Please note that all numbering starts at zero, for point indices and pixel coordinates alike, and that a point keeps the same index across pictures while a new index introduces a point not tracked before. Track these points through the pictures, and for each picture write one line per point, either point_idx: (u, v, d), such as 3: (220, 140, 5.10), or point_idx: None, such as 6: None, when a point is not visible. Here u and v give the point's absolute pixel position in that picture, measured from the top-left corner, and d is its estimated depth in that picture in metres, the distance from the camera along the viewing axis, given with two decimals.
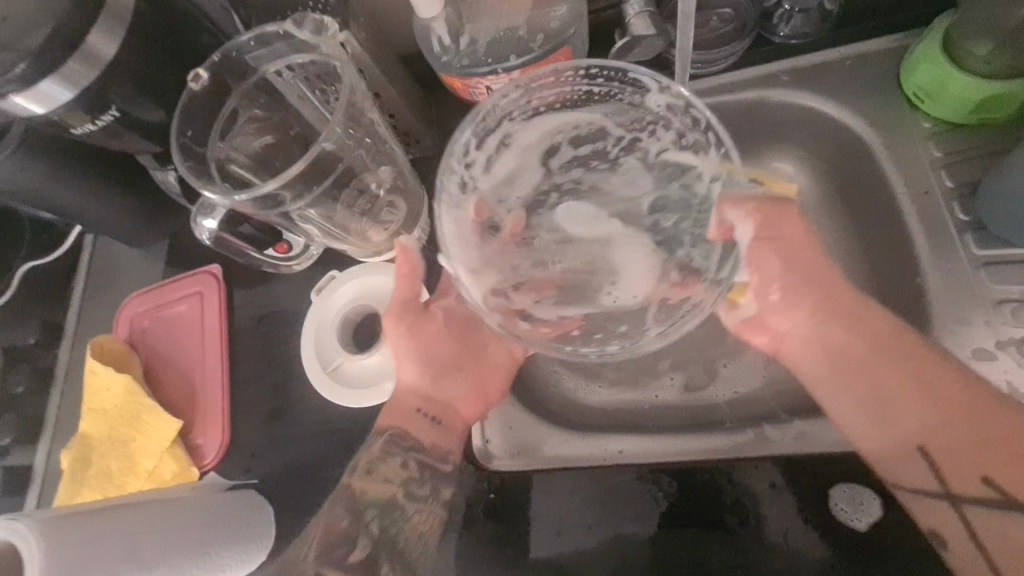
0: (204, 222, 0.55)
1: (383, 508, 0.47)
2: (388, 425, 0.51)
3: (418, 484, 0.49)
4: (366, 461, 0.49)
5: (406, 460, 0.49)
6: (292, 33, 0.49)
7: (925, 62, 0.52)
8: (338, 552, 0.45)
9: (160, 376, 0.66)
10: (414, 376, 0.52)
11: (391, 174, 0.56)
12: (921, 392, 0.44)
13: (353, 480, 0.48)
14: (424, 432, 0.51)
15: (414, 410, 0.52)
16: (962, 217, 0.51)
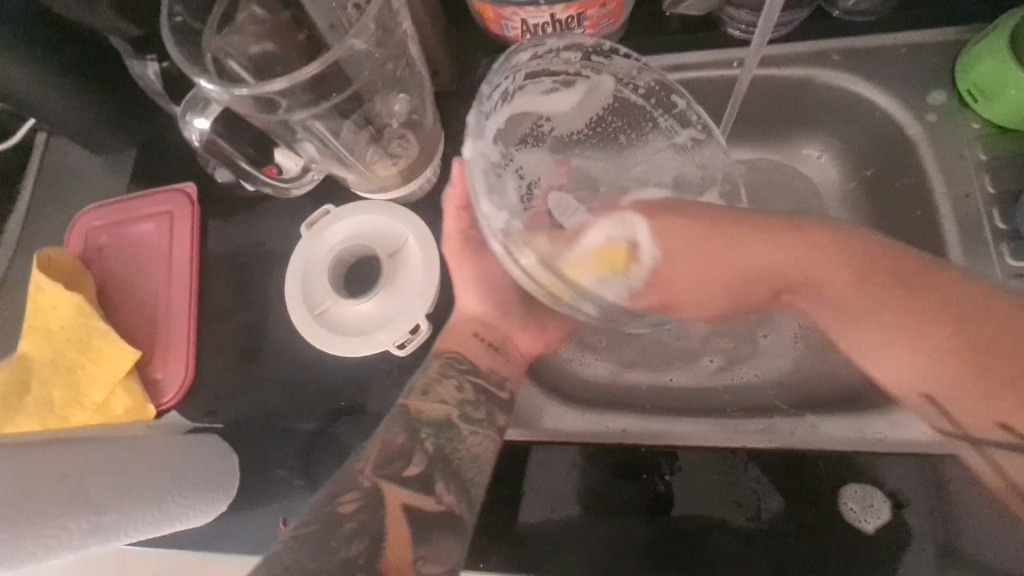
0: (195, 121, 0.49)
1: (440, 426, 0.45)
2: (446, 347, 0.50)
3: (470, 404, 0.47)
4: (422, 382, 0.47)
5: (463, 383, 0.48)
6: None
7: (988, 59, 0.50)
8: (394, 466, 0.42)
9: (117, 301, 0.59)
10: (477, 306, 0.53)
11: (406, 107, 0.51)
12: (967, 340, 0.44)
13: (408, 400, 0.46)
14: (482, 358, 0.51)
15: (471, 335, 0.52)
16: (1000, 224, 0.50)
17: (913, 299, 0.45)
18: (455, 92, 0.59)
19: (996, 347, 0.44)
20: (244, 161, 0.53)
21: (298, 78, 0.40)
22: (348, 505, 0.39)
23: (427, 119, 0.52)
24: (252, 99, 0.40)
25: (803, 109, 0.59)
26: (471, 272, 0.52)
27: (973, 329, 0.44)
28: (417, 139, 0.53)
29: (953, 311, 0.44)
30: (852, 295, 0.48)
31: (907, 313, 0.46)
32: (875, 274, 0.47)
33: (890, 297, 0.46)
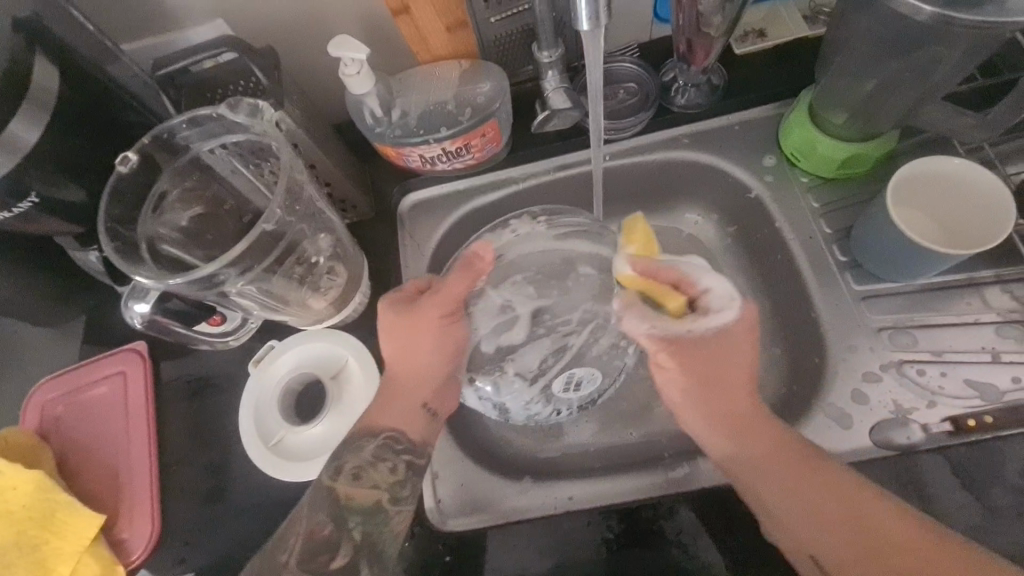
0: (136, 306, 0.53)
1: (370, 513, 0.48)
2: (385, 427, 0.52)
3: (401, 486, 0.50)
4: (354, 464, 0.49)
5: (396, 465, 0.51)
6: (225, 116, 0.48)
7: (796, 128, 0.62)
8: (319, 559, 0.45)
9: (78, 467, 0.61)
10: (433, 368, 0.54)
11: (330, 243, 0.57)
12: (849, 520, 0.43)
13: (338, 484, 0.48)
14: (417, 431, 0.53)
15: (419, 405, 0.54)
16: (841, 258, 0.60)
17: (794, 472, 0.45)
18: (375, 219, 0.67)
19: (860, 530, 0.42)
20: (179, 326, 0.57)
21: (228, 259, 0.47)
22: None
23: (350, 252, 0.60)
24: (188, 282, 0.46)
25: (671, 184, 0.70)
26: (431, 342, 0.53)
27: (852, 503, 0.43)
28: (344, 269, 0.60)
29: (855, 490, 0.44)
30: (775, 469, 0.46)
31: (792, 479, 0.45)
32: (727, 427, 0.48)
33: (789, 462, 0.46)
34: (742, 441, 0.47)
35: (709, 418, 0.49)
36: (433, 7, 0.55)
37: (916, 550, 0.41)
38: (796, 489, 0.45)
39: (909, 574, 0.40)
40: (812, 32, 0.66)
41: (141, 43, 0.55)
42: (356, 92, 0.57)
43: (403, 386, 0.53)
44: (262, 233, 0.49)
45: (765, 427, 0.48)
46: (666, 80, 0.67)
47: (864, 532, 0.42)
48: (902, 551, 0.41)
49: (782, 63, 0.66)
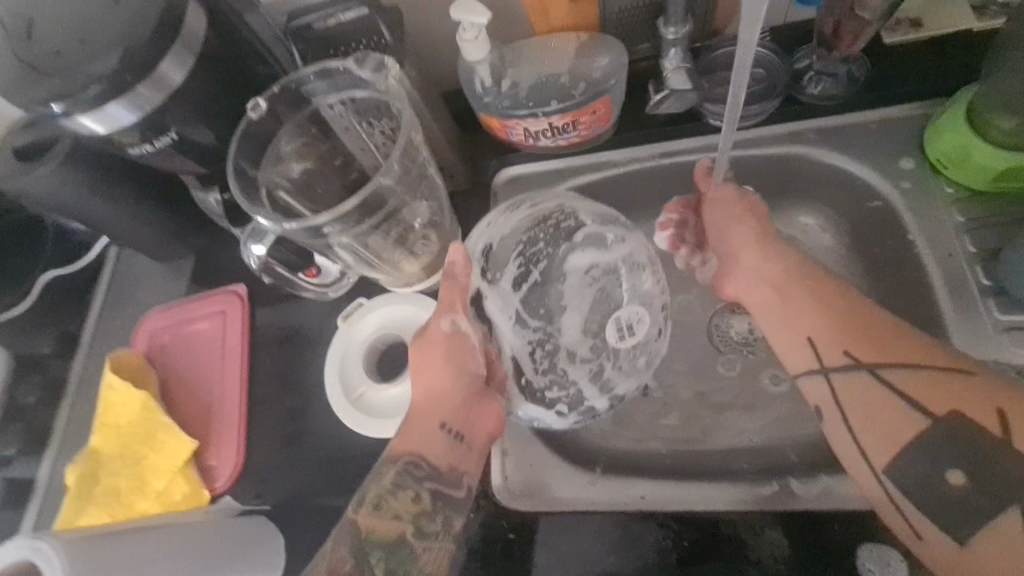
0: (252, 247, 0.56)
1: (391, 549, 0.45)
2: (401, 453, 0.50)
3: (426, 515, 0.48)
4: (374, 493, 0.47)
5: (419, 492, 0.48)
6: (351, 70, 0.48)
7: (948, 130, 0.55)
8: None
9: (175, 394, 0.66)
10: (438, 393, 0.53)
11: (429, 207, 0.57)
12: (850, 312, 0.47)
13: (360, 515, 0.46)
14: (438, 460, 0.51)
15: (437, 425, 0.52)
16: (984, 282, 0.53)
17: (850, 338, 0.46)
18: (469, 190, 0.67)
19: (875, 329, 0.46)
20: (283, 268, 0.59)
21: (337, 213, 0.48)
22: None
23: (446, 219, 0.60)
24: (299, 230, 0.48)
25: (786, 183, 0.65)
26: (428, 371, 0.53)
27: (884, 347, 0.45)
28: (438, 236, 0.60)
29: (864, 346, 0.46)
30: (766, 292, 0.52)
31: (807, 293, 0.49)
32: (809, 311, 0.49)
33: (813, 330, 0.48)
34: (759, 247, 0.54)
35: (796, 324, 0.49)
36: None
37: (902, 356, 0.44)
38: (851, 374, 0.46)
39: (874, 328, 0.46)
40: (981, 24, 0.58)
41: None
42: (470, 59, 0.57)
43: (414, 413, 0.52)
44: (376, 188, 0.50)
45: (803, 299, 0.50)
46: (800, 67, 0.61)
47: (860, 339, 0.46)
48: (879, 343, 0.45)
49: (934, 57, 0.59)
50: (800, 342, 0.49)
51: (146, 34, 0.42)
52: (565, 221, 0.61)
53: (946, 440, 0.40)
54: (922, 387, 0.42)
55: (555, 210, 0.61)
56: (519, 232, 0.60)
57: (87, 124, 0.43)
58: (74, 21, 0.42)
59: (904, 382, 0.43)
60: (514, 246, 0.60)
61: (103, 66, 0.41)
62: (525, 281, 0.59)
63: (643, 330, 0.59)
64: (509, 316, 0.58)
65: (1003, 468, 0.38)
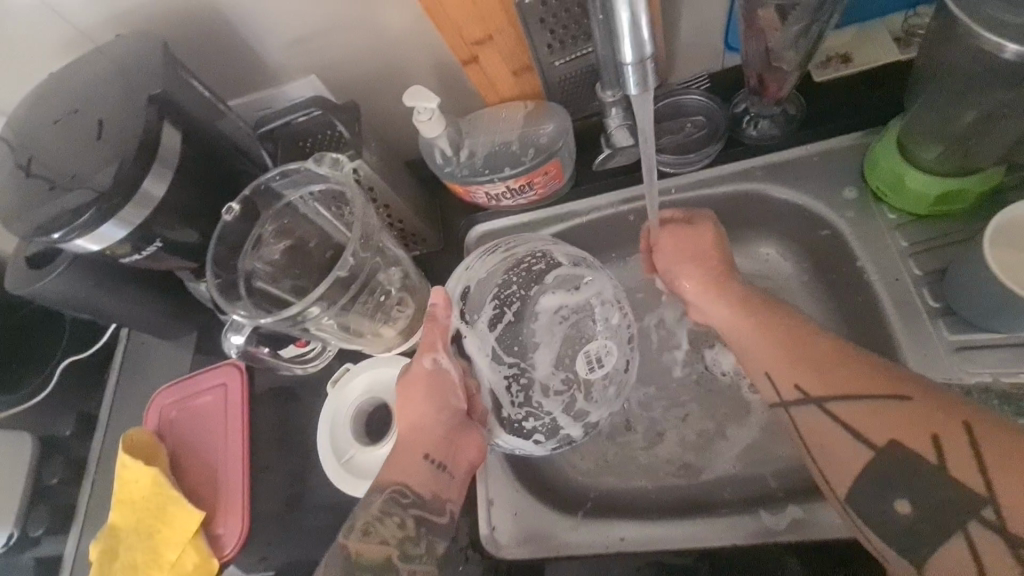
0: (232, 337, 0.57)
1: (380, 569, 0.49)
2: (388, 482, 0.54)
3: (411, 541, 0.51)
4: (364, 521, 0.51)
5: (405, 519, 0.52)
6: (311, 169, 0.53)
7: (883, 161, 0.57)
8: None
9: (184, 466, 0.70)
10: (422, 426, 0.56)
11: (400, 274, 0.61)
12: (792, 337, 0.51)
13: (350, 541, 0.50)
14: (423, 488, 0.54)
15: (422, 456, 0.55)
16: (932, 303, 0.55)
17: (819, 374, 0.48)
18: (442, 250, 0.71)
19: (822, 357, 0.49)
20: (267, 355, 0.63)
21: (305, 303, 0.51)
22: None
23: (418, 284, 0.64)
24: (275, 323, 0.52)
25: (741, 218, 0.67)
26: (413, 406, 0.56)
27: (867, 387, 0.46)
28: (412, 301, 0.64)
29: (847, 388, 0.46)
30: (723, 321, 0.56)
31: (757, 331, 0.52)
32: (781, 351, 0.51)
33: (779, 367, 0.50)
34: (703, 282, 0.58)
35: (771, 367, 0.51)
36: (500, 54, 0.58)
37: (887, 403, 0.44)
38: (832, 413, 0.47)
39: (827, 360, 0.48)
40: (903, 56, 0.61)
41: (243, 99, 0.64)
42: (427, 137, 0.62)
43: (400, 445, 0.56)
44: (338, 278, 0.53)
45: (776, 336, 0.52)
46: (738, 111, 0.65)
47: (854, 386, 0.46)
48: (867, 384, 0.46)
49: (867, 89, 0.62)
50: (760, 376, 0.52)
51: (128, 160, 0.47)
52: (535, 263, 0.65)
53: (891, 468, 0.43)
54: (866, 416, 0.45)
55: (527, 251, 0.65)
56: (494, 274, 0.65)
57: (82, 244, 0.48)
58: (69, 158, 0.48)
59: (852, 416, 0.45)
60: (489, 288, 0.64)
61: (92, 193, 0.47)
62: (500, 321, 0.64)
63: (611, 359, 0.63)
64: (485, 354, 0.63)
65: (942, 494, 0.41)
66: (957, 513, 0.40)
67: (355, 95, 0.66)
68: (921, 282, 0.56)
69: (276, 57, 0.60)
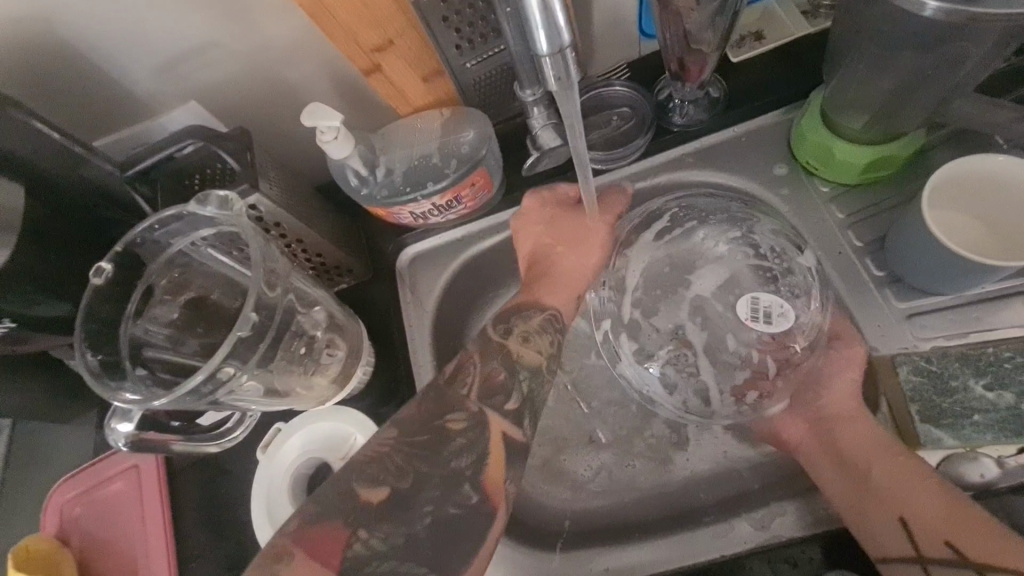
0: (119, 425, 0.49)
1: (535, 371, 0.51)
2: (548, 305, 0.57)
3: (556, 354, 0.54)
4: (521, 329, 0.54)
5: (556, 336, 0.55)
6: (196, 212, 0.45)
7: (810, 135, 0.56)
8: (497, 399, 0.48)
9: (97, 569, 0.60)
10: (574, 266, 0.60)
11: (325, 314, 0.55)
12: (941, 491, 0.44)
13: (510, 343, 0.52)
14: (567, 313, 0.57)
15: (567, 293, 0.58)
16: (878, 273, 0.54)
17: (903, 472, 0.46)
18: (372, 280, 0.65)
19: (969, 515, 0.43)
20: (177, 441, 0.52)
21: (214, 367, 0.44)
22: (456, 424, 0.46)
23: (348, 322, 0.57)
24: (174, 402, 0.44)
25: None
26: (569, 246, 0.60)
27: (961, 510, 0.43)
28: (343, 341, 0.57)
29: (923, 493, 0.45)
30: (847, 437, 0.50)
31: (841, 420, 0.51)
32: (868, 441, 0.49)
33: (869, 449, 0.48)
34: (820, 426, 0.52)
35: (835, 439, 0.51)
36: (404, 61, 0.53)
37: (974, 528, 0.42)
38: (904, 507, 0.45)
39: (980, 523, 0.42)
40: (814, 28, 0.60)
41: (111, 136, 0.55)
42: (337, 159, 0.55)
43: (552, 276, 0.59)
44: (237, 339, 0.45)
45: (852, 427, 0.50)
46: (661, 98, 0.62)
47: (937, 493, 0.44)
48: (955, 503, 0.43)
49: (785, 63, 0.61)
50: (892, 523, 0.45)
51: None
52: (639, 127, 0.62)
53: None
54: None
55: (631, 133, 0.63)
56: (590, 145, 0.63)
57: None
58: None
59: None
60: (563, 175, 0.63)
61: None
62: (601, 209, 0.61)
63: (784, 325, 0.55)
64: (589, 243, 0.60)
65: None
66: None
67: (248, 119, 0.58)
68: (865, 254, 0.55)
69: (144, 85, 0.52)
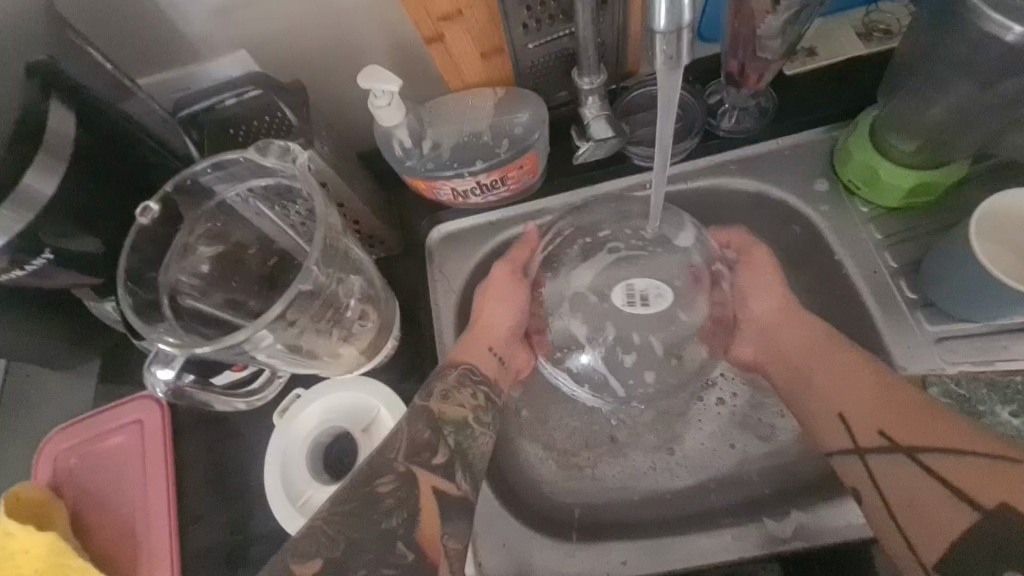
0: (158, 371, 0.48)
1: (460, 426, 0.51)
2: (460, 361, 0.56)
3: (482, 410, 0.54)
4: (441, 387, 0.53)
5: (477, 391, 0.54)
6: (253, 159, 0.44)
7: (857, 155, 0.57)
8: (424, 456, 0.47)
9: (91, 524, 0.57)
10: (501, 329, 0.60)
11: (361, 284, 0.53)
12: (880, 384, 0.50)
13: (431, 403, 0.51)
14: (488, 369, 0.57)
15: (487, 349, 0.58)
16: (910, 295, 0.55)
17: (826, 359, 0.54)
18: (403, 254, 0.63)
19: (903, 407, 0.48)
20: (206, 391, 0.51)
21: (260, 323, 0.43)
22: (385, 486, 0.45)
23: (382, 294, 0.56)
24: (212, 353, 0.43)
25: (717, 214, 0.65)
26: (502, 295, 0.60)
27: (886, 385, 0.50)
28: (375, 313, 0.56)
29: (849, 374, 0.52)
30: (790, 339, 0.58)
31: (781, 318, 0.59)
32: (808, 333, 0.57)
33: (806, 343, 0.56)
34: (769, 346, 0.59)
35: (777, 338, 0.59)
36: (468, 33, 0.52)
37: (903, 399, 0.48)
38: (838, 391, 0.52)
39: (914, 413, 0.47)
40: (868, 51, 0.61)
41: (157, 77, 0.53)
42: (386, 125, 0.54)
43: (474, 334, 0.59)
44: (298, 293, 0.45)
45: (797, 316, 0.58)
46: (711, 102, 0.63)
47: (860, 371, 0.52)
48: (883, 380, 0.50)
49: (836, 82, 0.62)
50: (832, 419, 0.52)
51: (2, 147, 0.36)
52: (686, 136, 0.62)
53: (887, 468, 0.47)
54: (967, 472, 0.42)
55: (678, 142, 0.62)
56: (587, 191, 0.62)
57: None
58: None
59: (943, 467, 0.44)
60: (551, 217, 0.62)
61: None
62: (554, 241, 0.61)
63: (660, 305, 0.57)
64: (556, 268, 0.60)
65: (941, 506, 0.43)
66: (943, 529, 0.42)
67: (297, 75, 0.57)
68: (899, 277, 0.56)
69: (200, 27, 0.50)
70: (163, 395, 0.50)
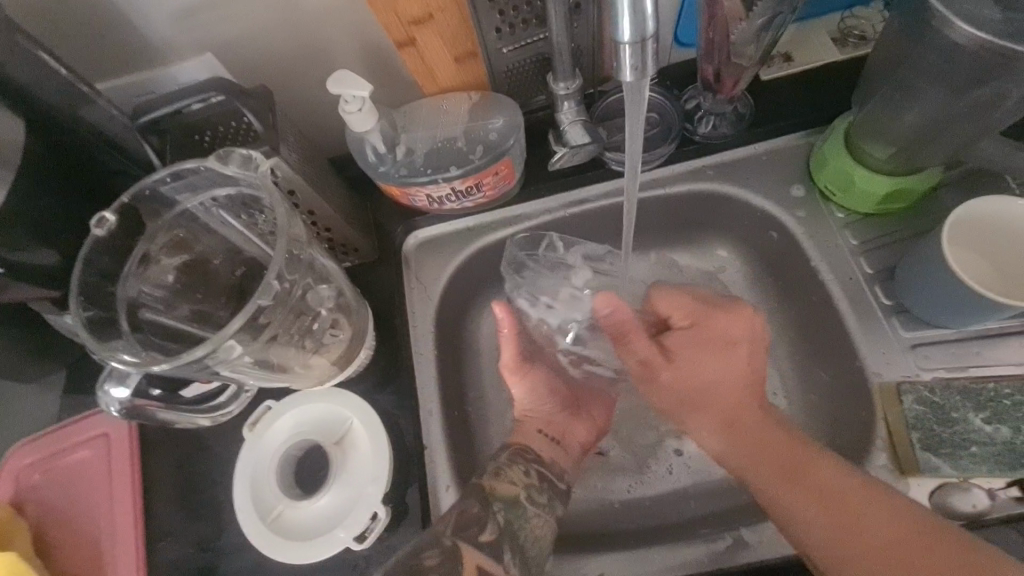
0: (113, 390, 0.46)
1: (509, 505, 0.49)
2: (513, 443, 0.55)
3: (535, 488, 0.52)
4: (493, 465, 0.52)
5: (529, 469, 0.53)
6: (214, 168, 0.43)
7: (832, 161, 0.57)
8: (470, 531, 0.46)
9: (54, 542, 0.56)
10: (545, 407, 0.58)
11: (332, 293, 0.52)
12: (858, 516, 0.42)
13: (483, 482, 0.50)
14: (546, 451, 0.55)
15: (537, 431, 0.56)
16: (886, 302, 0.56)
17: (791, 481, 0.45)
18: (378, 261, 0.62)
19: (900, 547, 0.40)
20: (165, 410, 0.49)
21: (219, 338, 0.41)
22: (429, 561, 0.44)
23: (354, 303, 0.55)
24: (170, 370, 0.41)
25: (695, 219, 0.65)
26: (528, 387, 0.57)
27: (860, 519, 0.42)
28: (347, 323, 0.55)
29: (822, 498, 0.44)
30: (735, 450, 0.48)
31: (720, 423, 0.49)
32: (757, 443, 0.47)
33: (757, 456, 0.47)
34: (731, 440, 0.48)
35: (714, 438, 0.49)
36: (440, 37, 0.50)
37: (890, 536, 0.41)
38: (804, 522, 0.44)
39: (917, 565, 0.39)
40: (843, 56, 0.61)
41: (119, 80, 0.52)
42: (358, 130, 0.53)
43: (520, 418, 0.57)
44: (258, 307, 0.43)
45: (746, 417, 0.49)
46: (689, 107, 0.62)
47: (833, 500, 0.43)
48: (858, 513, 0.42)
49: (811, 88, 0.62)
50: (807, 556, 0.44)
51: None
52: (663, 140, 0.62)
53: None
54: None
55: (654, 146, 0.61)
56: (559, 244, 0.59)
57: None
58: None
59: None
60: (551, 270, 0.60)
61: None
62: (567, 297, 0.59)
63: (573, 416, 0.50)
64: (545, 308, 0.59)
65: None
66: None
67: (266, 80, 0.55)
68: (874, 282, 0.57)
69: (162, 31, 0.48)
70: (120, 414, 0.48)
